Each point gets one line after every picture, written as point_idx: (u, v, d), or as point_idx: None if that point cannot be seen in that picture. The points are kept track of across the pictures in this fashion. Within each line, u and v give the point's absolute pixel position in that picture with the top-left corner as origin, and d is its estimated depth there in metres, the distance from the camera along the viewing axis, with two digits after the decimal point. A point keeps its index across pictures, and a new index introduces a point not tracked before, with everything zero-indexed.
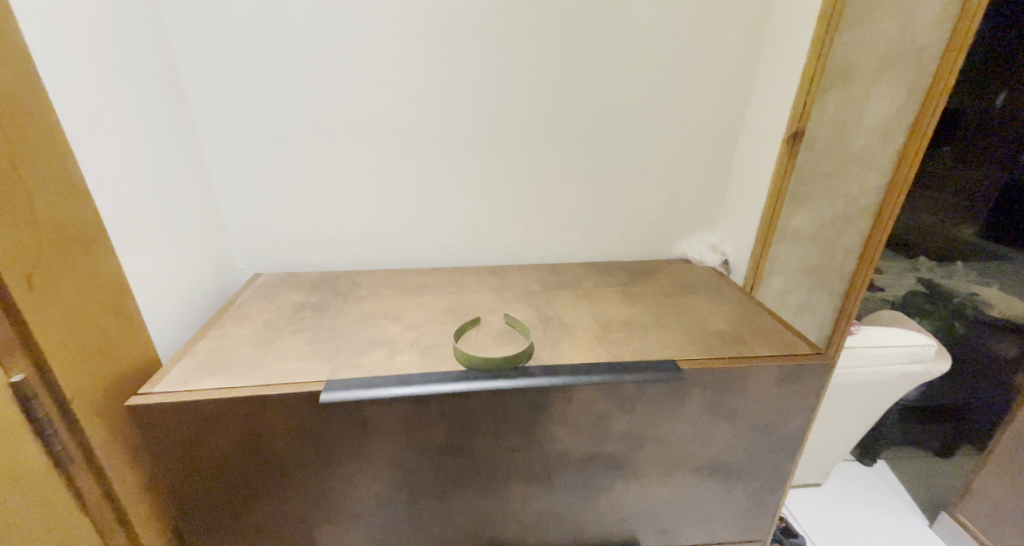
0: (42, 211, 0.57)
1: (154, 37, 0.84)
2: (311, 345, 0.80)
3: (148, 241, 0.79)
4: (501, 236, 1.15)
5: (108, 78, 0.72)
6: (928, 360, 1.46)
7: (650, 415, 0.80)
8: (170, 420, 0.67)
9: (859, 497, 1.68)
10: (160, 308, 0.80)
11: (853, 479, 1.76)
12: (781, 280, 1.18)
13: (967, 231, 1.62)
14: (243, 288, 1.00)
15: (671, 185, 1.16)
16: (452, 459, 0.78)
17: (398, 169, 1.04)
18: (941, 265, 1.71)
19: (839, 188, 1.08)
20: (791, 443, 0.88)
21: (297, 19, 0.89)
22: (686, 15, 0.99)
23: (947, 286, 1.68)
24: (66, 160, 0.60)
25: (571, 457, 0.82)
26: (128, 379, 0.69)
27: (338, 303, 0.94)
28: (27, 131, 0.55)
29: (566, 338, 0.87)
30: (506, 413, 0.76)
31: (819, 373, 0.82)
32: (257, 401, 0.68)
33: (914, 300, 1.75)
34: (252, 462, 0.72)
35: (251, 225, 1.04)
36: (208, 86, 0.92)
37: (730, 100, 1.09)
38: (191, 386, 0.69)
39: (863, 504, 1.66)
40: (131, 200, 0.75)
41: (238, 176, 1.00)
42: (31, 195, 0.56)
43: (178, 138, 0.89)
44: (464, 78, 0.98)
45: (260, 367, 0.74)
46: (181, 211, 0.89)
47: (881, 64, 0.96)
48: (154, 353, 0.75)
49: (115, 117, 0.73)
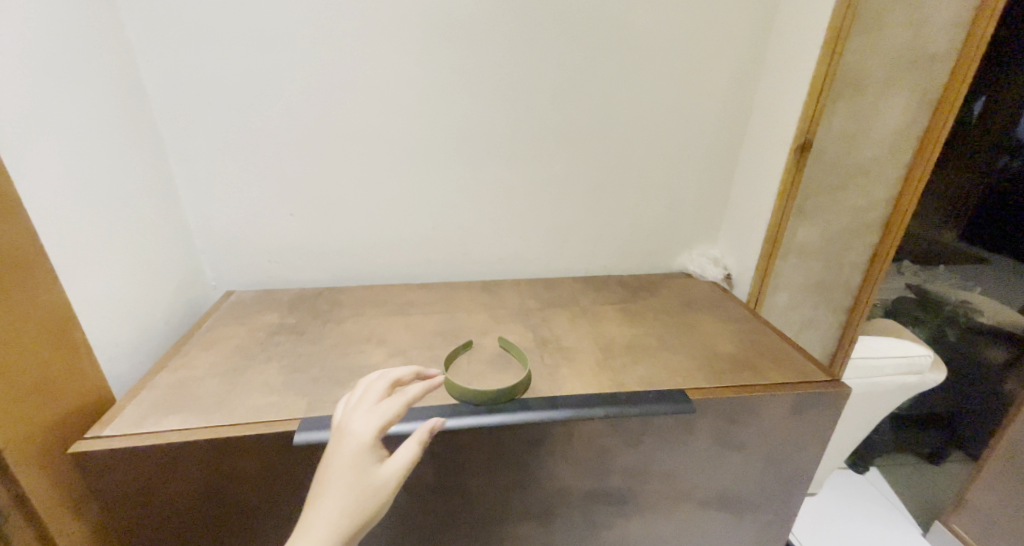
0: None
1: (110, 36, 0.76)
2: (286, 376, 0.73)
3: (101, 261, 0.71)
4: (493, 249, 1.09)
5: (53, 80, 0.65)
6: (926, 371, 1.32)
7: (656, 448, 0.74)
8: (124, 468, 0.60)
9: (848, 507, 1.50)
10: (116, 335, 0.72)
11: (838, 487, 1.57)
12: (786, 296, 1.11)
13: (949, 233, 1.53)
14: (213, 308, 0.92)
15: (671, 196, 1.11)
16: (440, 498, 0.71)
17: (382, 179, 0.97)
18: (924, 269, 1.61)
19: (847, 201, 1.02)
20: (803, 472, 0.83)
21: (269, 17, 0.81)
22: (688, 19, 0.93)
23: (935, 292, 1.61)
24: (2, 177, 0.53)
25: (572, 493, 0.75)
26: (72, 420, 0.61)
27: (317, 324, 0.86)
28: None
29: (564, 364, 0.80)
30: (500, 449, 0.69)
31: (833, 400, 0.77)
32: (221, 445, 0.61)
33: (905, 306, 1.66)
34: (218, 508, 0.64)
35: (223, 238, 0.97)
36: (171, 88, 0.84)
37: (732, 108, 1.04)
38: (147, 428, 0.62)
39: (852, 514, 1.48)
40: (80, 217, 0.67)
41: (206, 186, 0.92)
42: None
43: (139, 145, 0.82)
44: (452, 83, 0.91)
45: (227, 403, 0.67)
46: (140, 224, 0.81)
47: (893, 73, 0.91)
48: (104, 388, 0.67)
49: (62, 123, 0.66)
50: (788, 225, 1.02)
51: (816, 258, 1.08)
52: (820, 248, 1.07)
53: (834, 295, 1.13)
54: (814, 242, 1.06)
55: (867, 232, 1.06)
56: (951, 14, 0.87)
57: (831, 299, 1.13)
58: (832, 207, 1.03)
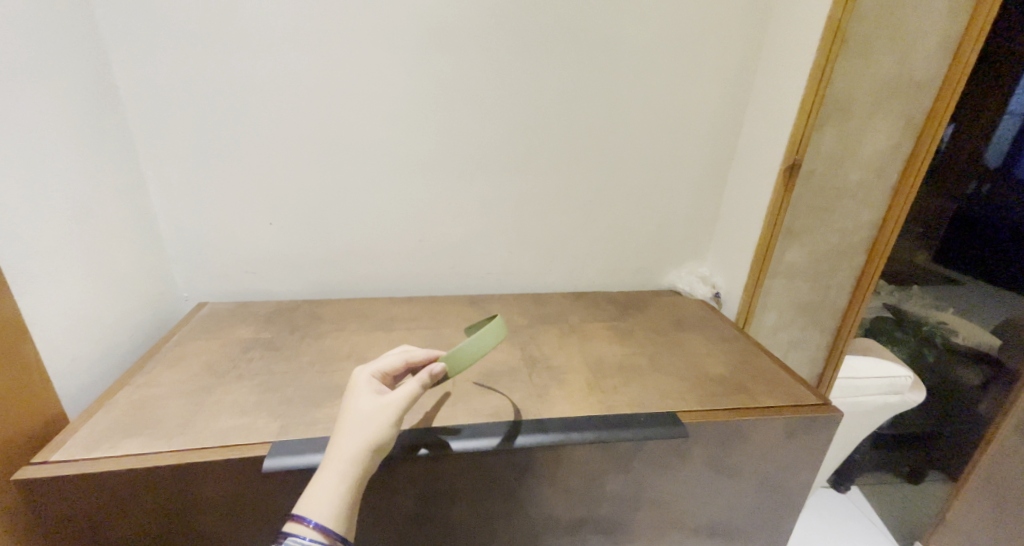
0: None
1: (81, 34, 0.72)
2: (258, 396, 0.68)
3: (61, 271, 0.66)
4: (481, 264, 1.07)
5: (19, 75, 0.62)
6: (906, 391, 1.30)
7: (647, 475, 0.72)
8: (72, 496, 0.55)
9: (830, 524, 1.47)
10: (72, 351, 0.67)
11: (820, 504, 1.55)
12: (775, 316, 1.11)
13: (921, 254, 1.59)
14: (182, 321, 0.87)
15: (661, 214, 1.10)
16: (420, 526, 0.67)
17: (367, 189, 0.94)
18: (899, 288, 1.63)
19: (834, 222, 1.03)
20: (794, 500, 0.81)
21: (252, 19, 0.79)
22: (678, 38, 0.94)
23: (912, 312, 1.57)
24: None
25: (560, 522, 0.72)
26: (19, 445, 0.56)
27: (294, 340, 0.82)
28: None
29: (554, 384, 0.78)
30: (485, 475, 0.66)
31: (825, 425, 0.75)
32: (181, 472, 0.56)
33: (881, 325, 1.60)
34: (177, 539, 0.59)
35: (197, 248, 0.92)
36: (147, 91, 0.80)
37: (722, 127, 1.04)
38: (100, 452, 0.57)
39: (833, 532, 1.45)
40: (42, 224, 0.63)
41: (180, 192, 0.88)
42: None
43: (111, 149, 0.78)
44: (439, 93, 0.90)
45: (191, 425, 0.62)
46: (109, 231, 0.77)
47: (879, 99, 0.92)
48: (55, 408, 0.62)
49: (26, 119, 0.62)
50: (777, 246, 1.01)
51: (804, 277, 1.08)
52: (808, 268, 1.06)
53: (822, 315, 1.13)
54: (802, 262, 1.06)
55: (854, 252, 1.06)
56: (934, 42, 0.89)
57: (819, 320, 1.13)
58: (820, 229, 1.03)
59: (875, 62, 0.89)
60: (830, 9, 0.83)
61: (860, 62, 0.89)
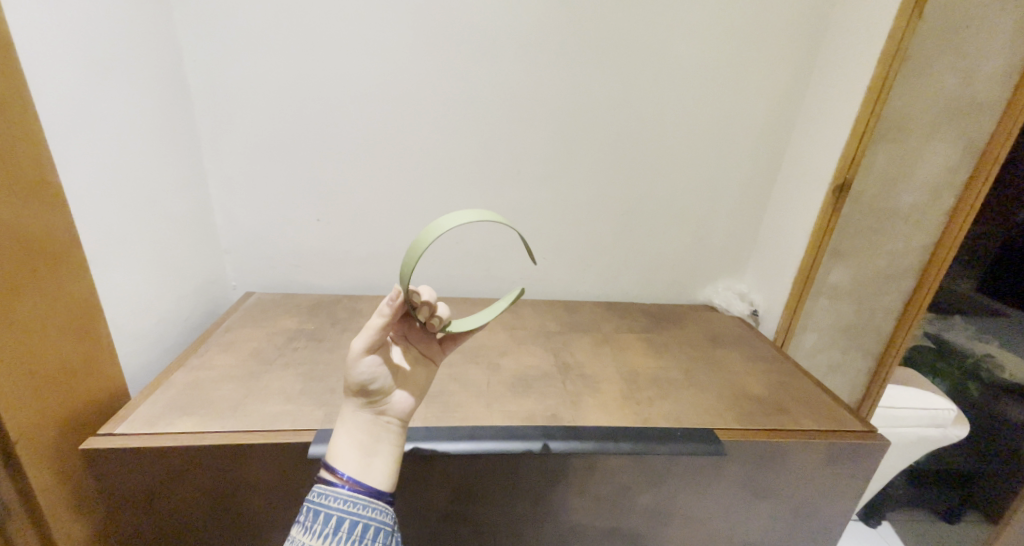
0: (23, 223, 0.50)
1: (160, 36, 0.77)
2: (302, 384, 0.71)
3: (131, 253, 0.71)
4: (517, 268, 1.08)
5: (103, 70, 0.66)
6: (948, 425, 1.23)
7: (679, 490, 0.71)
8: (135, 469, 0.58)
9: None
10: (135, 329, 0.71)
11: None
12: (815, 338, 1.08)
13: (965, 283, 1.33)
14: (232, 308, 0.91)
15: (700, 227, 1.09)
16: (452, 524, 0.69)
17: (410, 192, 0.96)
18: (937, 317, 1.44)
19: (883, 244, 0.99)
20: (832, 526, 0.78)
21: (319, 23, 0.82)
22: (727, 52, 0.93)
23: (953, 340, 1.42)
24: (45, 172, 0.53)
25: (588, 530, 0.72)
26: (88, 417, 0.59)
27: (335, 332, 0.85)
28: (17, 138, 0.49)
29: (588, 392, 0.78)
30: (517, 477, 0.67)
31: (872, 453, 0.72)
32: (234, 452, 0.59)
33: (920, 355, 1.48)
34: (223, 515, 0.62)
35: (251, 241, 0.97)
36: (216, 90, 0.85)
37: (768, 142, 1.02)
38: (162, 428, 0.60)
39: None
40: (118, 209, 0.68)
41: (238, 185, 0.92)
42: (13, 207, 0.49)
43: (179, 144, 0.82)
44: (488, 100, 0.91)
45: (241, 408, 0.65)
46: (172, 220, 0.81)
47: (938, 118, 0.88)
48: (122, 384, 0.66)
49: (106, 116, 0.66)
50: (822, 266, 0.99)
51: (848, 301, 1.04)
52: (853, 290, 1.03)
53: (865, 340, 1.08)
54: (847, 284, 1.02)
55: (903, 276, 1.01)
56: (1000, 64, 0.84)
57: (861, 345, 1.08)
58: (868, 249, 0.99)
59: (937, 81, 0.86)
60: (889, 32, 0.82)
61: (916, 81, 0.86)
